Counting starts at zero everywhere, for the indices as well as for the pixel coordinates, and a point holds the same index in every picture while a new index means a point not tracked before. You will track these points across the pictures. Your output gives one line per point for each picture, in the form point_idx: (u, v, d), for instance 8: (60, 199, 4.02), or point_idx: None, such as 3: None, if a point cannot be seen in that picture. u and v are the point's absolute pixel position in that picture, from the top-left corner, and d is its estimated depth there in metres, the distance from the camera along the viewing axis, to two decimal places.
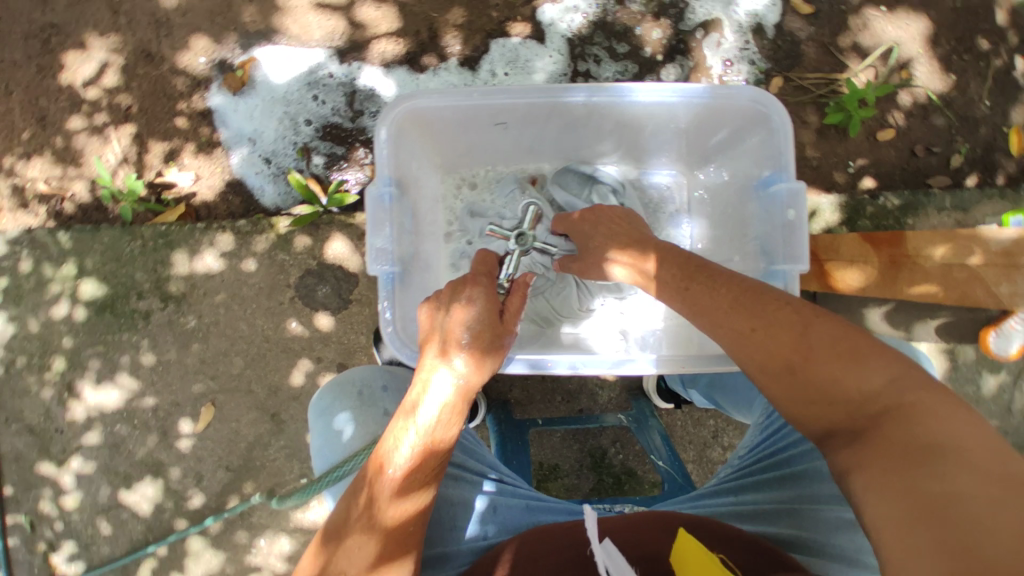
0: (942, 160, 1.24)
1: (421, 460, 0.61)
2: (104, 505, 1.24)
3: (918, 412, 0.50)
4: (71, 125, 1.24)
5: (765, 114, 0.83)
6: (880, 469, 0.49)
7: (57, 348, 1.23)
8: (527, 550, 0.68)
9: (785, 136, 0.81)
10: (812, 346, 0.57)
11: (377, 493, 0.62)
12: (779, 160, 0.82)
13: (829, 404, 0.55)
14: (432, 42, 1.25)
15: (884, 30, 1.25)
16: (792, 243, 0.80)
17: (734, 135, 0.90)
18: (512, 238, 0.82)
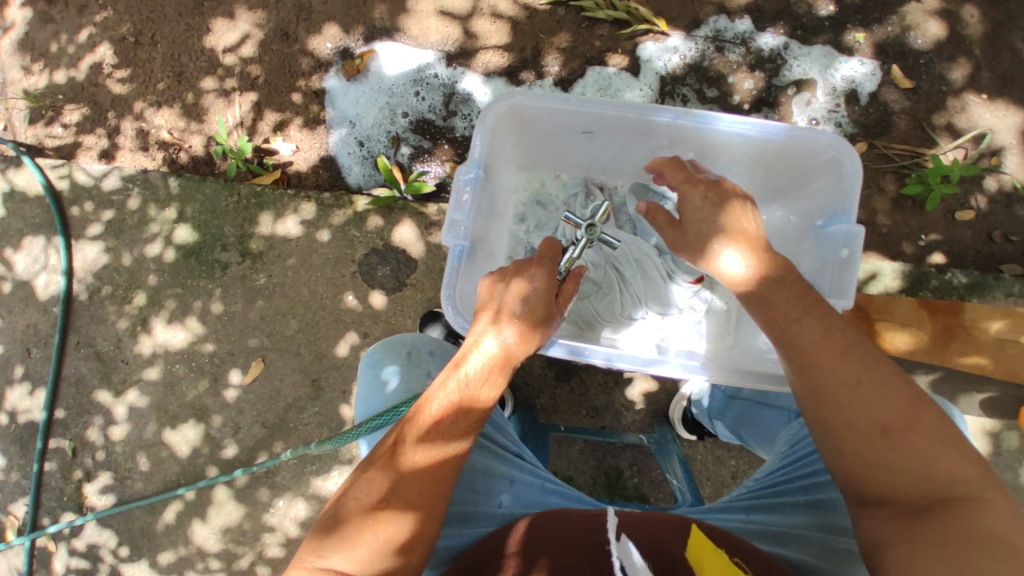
0: (1019, 251, 1.23)
1: (450, 418, 0.55)
2: (147, 441, 1.31)
3: (989, 515, 0.52)
4: (202, 85, 1.37)
5: (835, 158, 0.71)
6: (940, 549, 0.50)
7: (141, 284, 1.32)
8: (546, 529, 0.59)
9: (852, 181, 0.69)
10: (910, 421, 0.58)
11: (404, 436, 0.55)
12: (841, 202, 0.71)
13: (904, 475, 0.56)
14: (534, 59, 1.31)
15: (982, 116, 1.25)
16: (839, 281, 0.69)
17: (799, 174, 0.78)
18: (582, 227, 0.69)
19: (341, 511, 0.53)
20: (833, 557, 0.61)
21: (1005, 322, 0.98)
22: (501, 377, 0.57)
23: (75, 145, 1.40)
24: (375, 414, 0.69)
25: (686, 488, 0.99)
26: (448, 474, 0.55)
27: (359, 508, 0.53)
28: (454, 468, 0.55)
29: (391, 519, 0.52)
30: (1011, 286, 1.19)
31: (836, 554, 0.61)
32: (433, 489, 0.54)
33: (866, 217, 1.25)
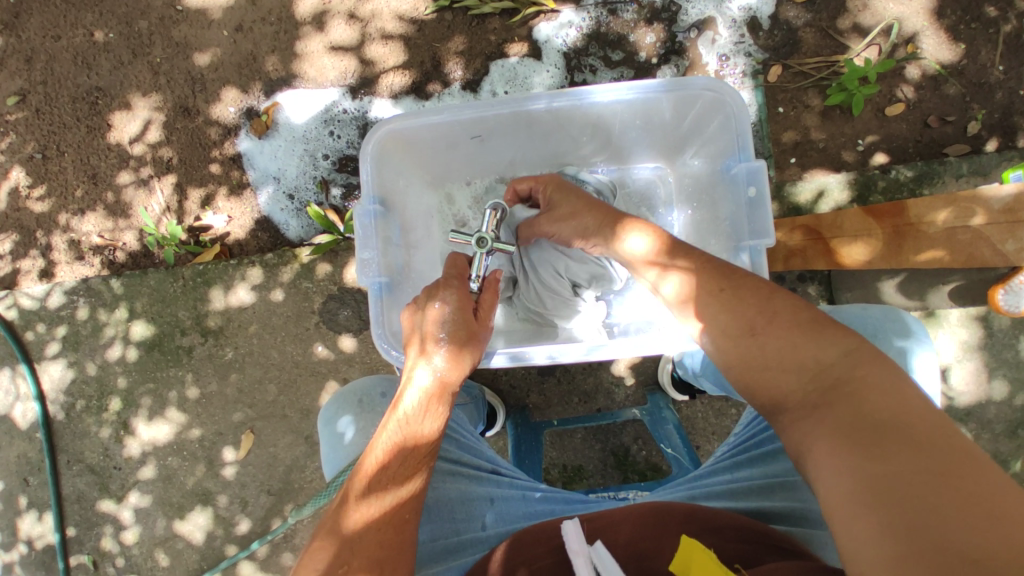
0: (959, 129, 1.21)
1: (394, 455, 0.53)
2: (161, 537, 1.31)
3: (877, 387, 0.49)
4: (119, 180, 1.36)
5: (718, 100, 0.70)
6: (833, 446, 0.48)
7: (113, 389, 1.32)
8: (522, 551, 0.57)
9: (741, 121, 0.68)
10: (771, 317, 0.56)
11: (353, 488, 0.52)
12: (738, 142, 0.69)
13: (781, 373, 0.54)
14: (436, 70, 1.31)
15: (886, 8, 1.23)
16: (755, 221, 0.68)
17: (698, 123, 0.77)
18: (471, 240, 0.67)
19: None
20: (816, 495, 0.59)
21: (949, 209, 0.94)
22: (442, 402, 0.56)
23: (13, 272, 1.38)
24: (339, 471, 0.67)
25: (683, 456, 1.00)
26: (409, 517, 0.51)
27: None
28: (413, 511, 0.52)
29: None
30: (959, 167, 1.17)
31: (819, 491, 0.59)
32: (394, 542, 0.50)
33: (799, 136, 1.23)
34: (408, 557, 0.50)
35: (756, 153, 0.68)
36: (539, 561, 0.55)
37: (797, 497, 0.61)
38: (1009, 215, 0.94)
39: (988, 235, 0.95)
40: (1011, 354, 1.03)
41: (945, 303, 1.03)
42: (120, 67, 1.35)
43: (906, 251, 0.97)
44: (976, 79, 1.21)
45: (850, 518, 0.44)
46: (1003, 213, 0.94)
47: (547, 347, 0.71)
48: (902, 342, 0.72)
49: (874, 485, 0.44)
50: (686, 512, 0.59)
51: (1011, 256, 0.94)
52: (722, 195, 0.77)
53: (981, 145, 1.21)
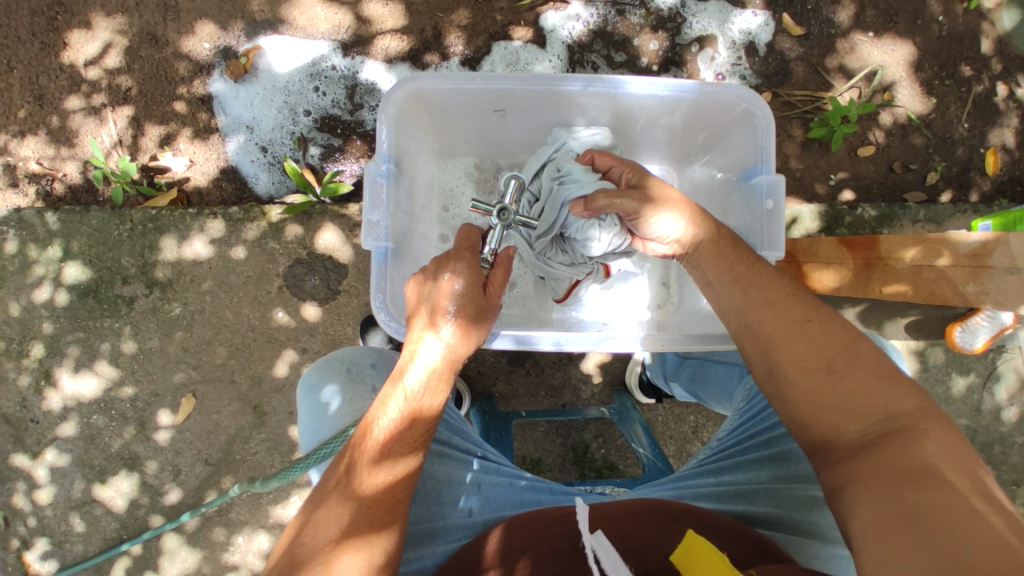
0: (919, 177, 1.31)
1: (404, 427, 0.53)
2: (78, 500, 1.19)
3: (939, 444, 0.51)
4: (68, 105, 1.22)
5: (746, 111, 0.72)
6: (878, 479, 0.50)
7: (37, 334, 1.19)
8: (517, 538, 0.59)
9: (766, 132, 0.71)
10: (853, 358, 0.58)
11: (357, 460, 0.53)
12: (760, 153, 0.72)
13: (846, 412, 0.56)
14: (436, 40, 1.26)
15: (870, 54, 1.31)
16: (767, 233, 0.70)
17: (719, 131, 0.79)
18: (493, 212, 0.67)
19: (298, 551, 0.50)
20: (797, 505, 0.63)
21: (918, 249, 1.01)
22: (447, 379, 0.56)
23: None
24: (322, 442, 0.66)
25: (653, 456, 1.01)
26: (401, 496, 0.54)
27: (324, 544, 0.50)
28: (407, 488, 0.54)
29: (373, 547, 0.51)
30: (917, 213, 1.27)
31: (802, 501, 0.63)
32: (384, 519, 0.52)
33: (779, 163, 1.29)
34: (399, 531, 0.53)
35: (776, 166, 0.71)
36: (535, 547, 0.58)
37: (780, 504, 0.64)
38: (974, 260, 1.00)
39: (952, 277, 1.00)
40: (942, 388, 1.13)
41: (899, 335, 1.12)
42: None
43: (873, 283, 1.02)
44: (941, 133, 1.31)
45: (882, 540, 0.46)
46: (968, 258, 1.00)
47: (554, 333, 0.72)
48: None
49: (912, 517, 0.46)
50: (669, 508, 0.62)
51: (969, 297, 0.99)
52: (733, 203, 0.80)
53: (936, 195, 1.31)
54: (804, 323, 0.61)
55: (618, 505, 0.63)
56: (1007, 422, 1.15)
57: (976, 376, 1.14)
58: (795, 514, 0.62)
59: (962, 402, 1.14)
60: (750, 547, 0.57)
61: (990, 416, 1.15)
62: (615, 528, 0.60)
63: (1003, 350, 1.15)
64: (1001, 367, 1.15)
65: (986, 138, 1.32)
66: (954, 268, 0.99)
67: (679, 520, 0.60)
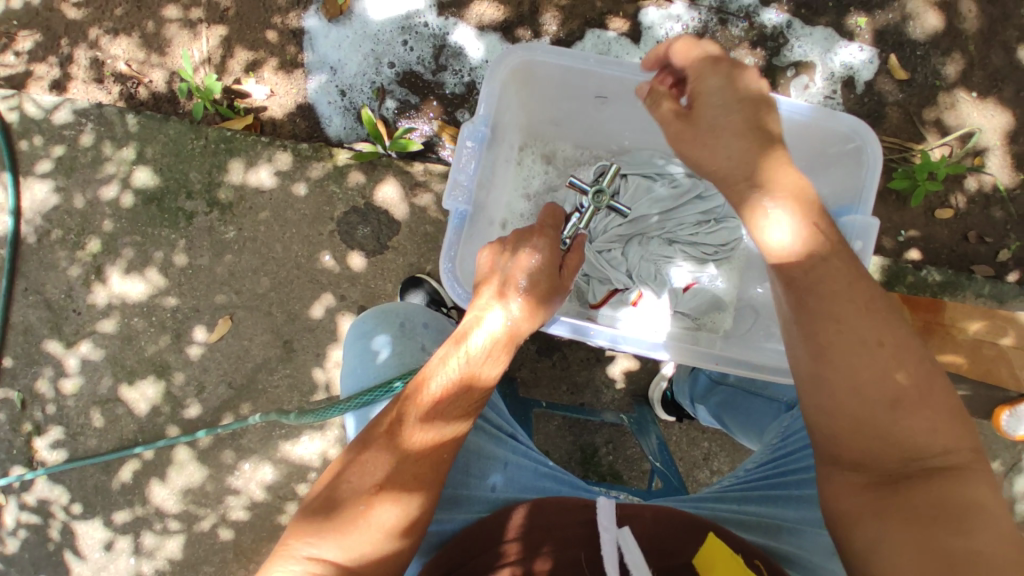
0: (991, 252, 1.26)
1: (457, 391, 0.53)
2: (103, 396, 1.24)
3: (954, 489, 0.53)
4: (166, 13, 1.24)
5: (856, 145, 0.71)
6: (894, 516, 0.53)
7: (96, 229, 1.23)
8: (542, 517, 0.60)
9: (871, 169, 0.70)
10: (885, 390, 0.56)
11: (407, 413, 0.54)
12: (862, 190, 0.70)
13: (873, 438, 0.56)
14: (531, 16, 1.25)
15: (970, 114, 1.25)
16: None
17: (820, 162, 0.78)
18: (587, 193, 0.67)
19: (342, 493, 0.53)
20: (817, 549, 0.63)
21: (985, 323, 0.98)
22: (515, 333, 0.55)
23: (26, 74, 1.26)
24: (366, 387, 0.67)
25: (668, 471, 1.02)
26: (445, 457, 0.54)
27: (368, 490, 0.52)
28: (451, 452, 0.55)
29: (410, 502, 0.53)
30: (981, 286, 1.23)
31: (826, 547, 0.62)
32: (424, 477, 0.53)
33: None
34: (437, 490, 0.54)
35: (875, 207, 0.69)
36: (559, 528, 0.59)
37: (800, 545, 0.64)
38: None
39: (1012, 358, 0.97)
40: None
41: None
42: None
43: (930, 348, 0.99)
44: None
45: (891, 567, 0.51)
46: None
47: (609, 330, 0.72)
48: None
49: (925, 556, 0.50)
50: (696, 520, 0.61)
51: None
52: None
53: (1004, 273, 1.27)
54: (826, 343, 0.58)
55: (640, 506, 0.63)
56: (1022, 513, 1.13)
57: (1002, 464, 1.12)
58: (815, 557, 0.62)
59: None
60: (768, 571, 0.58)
61: None
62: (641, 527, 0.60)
63: None
64: None
65: None
66: (1016, 350, 0.97)
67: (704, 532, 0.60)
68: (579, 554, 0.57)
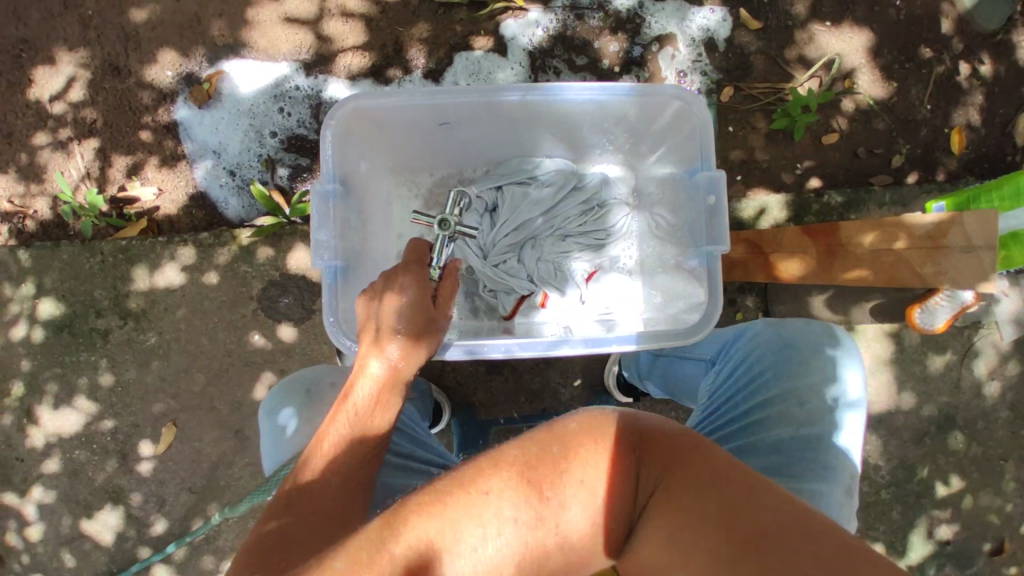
0: (885, 161, 1.32)
1: (350, 445, 0.54)
2: (68, 536, 1.18)
3: None
4: (36, 141, 1.23)
5: (687, 108, 0.73)
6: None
7: (16, 372, 1.19)
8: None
9: (705, 130, 0.72)
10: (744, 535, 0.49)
11: (304, 476, 0.53)
12: (702, 147, 0.72)
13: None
14: (398, 55, 1.27)
15: (829, 43, 1.32)
16: (711, 228, 0.71)
17: (667, 129, 0.80)
18: (434, 224, 0.70)
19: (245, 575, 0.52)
20: None
21: (876, 233, 1.01)
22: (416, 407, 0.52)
23: None
24: (281, 465, 0.65)
25: None
26: (350, 522, 0.53)
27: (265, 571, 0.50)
28: (356, 513, 0.53)
29: None
30: (882, 197, 1.29)
31: None
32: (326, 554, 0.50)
33: (745, 155, 1.30)
34: None
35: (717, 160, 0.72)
36: None
37: None
38: (931, 241, 0.99)
39: (909, 259, 1.00)
40: (918, 366, 1.15)
41: (866, 319, 1.14)
42: (49, 17, 1.22)
43: (836, 269, 1.03)
44: (904, 116, 1.32)
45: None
46: (925, 239, 1.00)
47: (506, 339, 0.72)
48: (834, 352, 0.78)
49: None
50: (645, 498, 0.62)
51: (928, 278, 0.99)
52: (682, 199, 0.80)
53: (903, 177, 1.32)
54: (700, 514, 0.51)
55: None
56: (990, 398, 1.17)
57: (954, 354, 1.16)
58: None
59: (940, 379, 1.16)
60: None
61: (971, 393, 1.16)
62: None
63: (980, 326, 1.16)
64: (979, 344, 1.17)
65: (950, 117, 1.33)
66: (911, 250, 0.99)
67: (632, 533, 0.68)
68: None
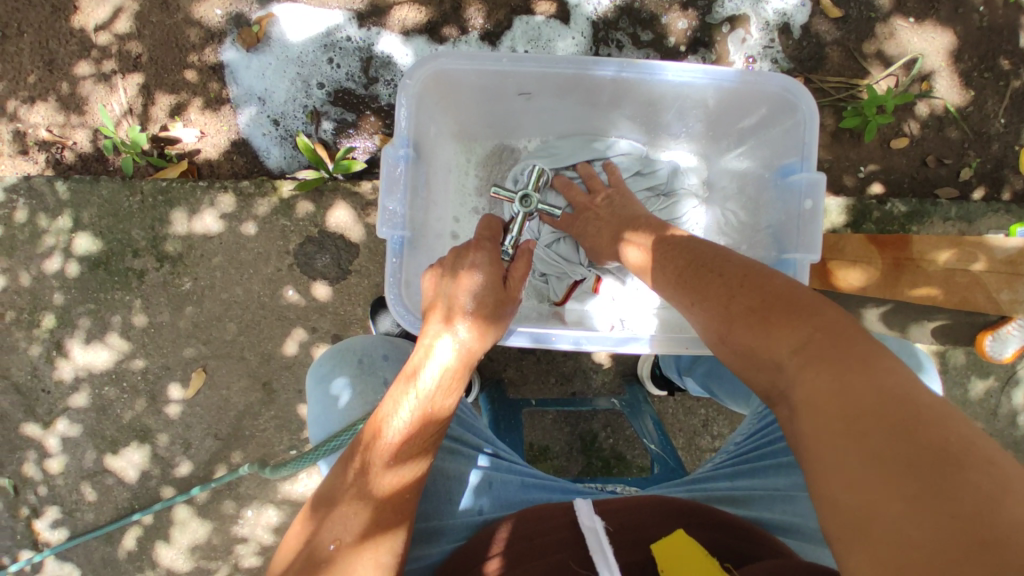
0: (952, 173, 1.25)
1: (418, 427, 0.52)
2: (89, 471, 1.20)
3: (829, 390, 0.44)
4: (78, 71, 1.20)
5: (791, 102, 0.69)
6: (818, 455, 0.42)
7: (48, 305, 1.19)
8: (524, 526, 0.59)
9: (810, 127, 0.68)
10: (734, 317, 0.53)
11: (370, 460, 0.52)
12: (801, 146, 0.69)
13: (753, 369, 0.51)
14: (454, 12, 1.21)
15: (911, 40, 1.24)
16: (804, 235, 0.68)
17: (757, 122, 0.77)
18: (515, 200, 0.67)
19: (319, 553, 0.50)
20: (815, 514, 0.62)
21: (955, 252, 0.97)
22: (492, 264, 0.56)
23: None
24: (332, 434, 0.65)
25: (665, 453, 0.99)
26: (410, 496, 0.53)
27: (346, 546, 0.50)
28: (414, 490, 0.54)
29: (380, 547, 0.51)
30: (948, 210, 1.22)
31: None
32: (390, 518, 0.52)
33: None
34: (406, 531, 0.53)
35: (817, 162, 0.68)
36: (542, 536, 0.57)
37: (798, 513, 0.63)
38: (1010, 267, 0.96)
39: (987, 283, 0.96)
40: (960, 390, 1.12)
41: (922, 338, 1.10)
42: None
43: (903, 283, 0.99)
44: (978, 127, 1.25)
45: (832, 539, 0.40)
46: (1004, 264, 0.97)
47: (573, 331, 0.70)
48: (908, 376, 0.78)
49: (856, 520, 0.39)
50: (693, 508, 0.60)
51: (1003, 304, 0.97)
52: (768, 199, 0.77)
53: (968, 192, 1.26)
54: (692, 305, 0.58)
55: (640, 499, 0.62)
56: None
57: (997, 381, 1.12)
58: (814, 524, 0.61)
59: (980, 406, 1.13)
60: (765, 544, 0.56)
61: (1009, 423, 1.13)
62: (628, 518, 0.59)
63: None
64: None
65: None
66: (989, 273, 0.95)
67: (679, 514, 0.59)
68: (558, 556, 0.54)
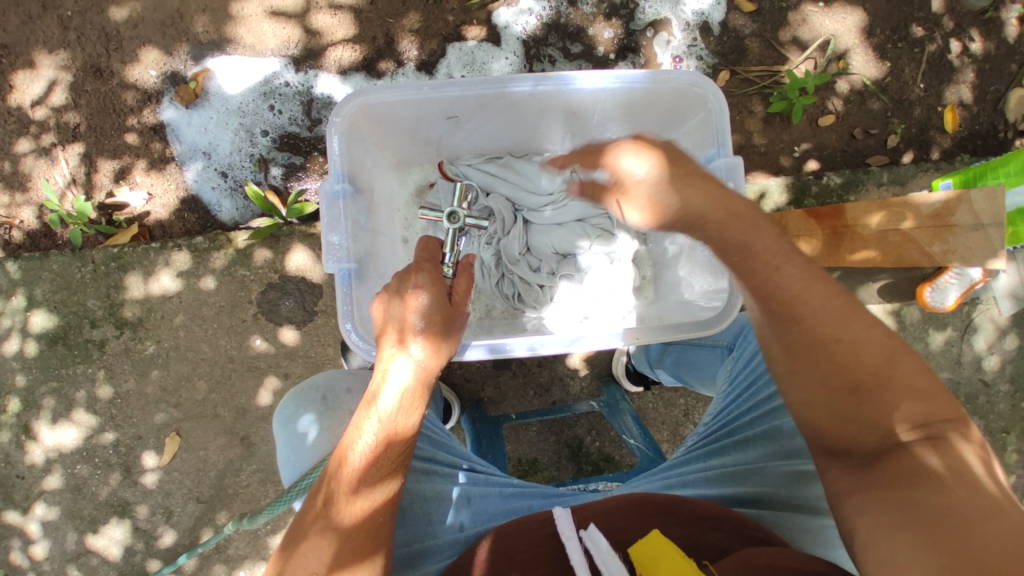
0: (879, 142, 1.33)
1: (383, 449, 0.53)
2: (72, 554, 1.15)
3: (956, 454, 0.48)
4: (18, 148, 1.18)
5: (701, 95, 0.74)
6: (902, 496, 0.46)
7: (10, 389, 1.15)
8: (504, 545, 0.59)
9: (720, 115, 0.72)
10: (868, 368, 0.53)
11: (336, 488, 0.53)
12: (717, 134, 0.73)
13: (863, 421, 0.52)
14: (389, 47, 1.24)
15: (823, 24, 1.32)
16: None
17: (674, 117, 0.81)
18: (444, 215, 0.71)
19: None
20: (782, 481, 0.64)
21: (883, 214, 1.03)
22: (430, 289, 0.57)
23: None
24: (303, 473, 0.65)
25: (644, 446, 1.00)
26: (383, 519, 0.53)
27: None
28: (388, 513, 0.54)
29: None
30: (880, 177, 1.29)
31: (787, 476, 0.63)
32: (365, 545, 0.52)
33: (743, 140, 1.30)
34: (384, 556, 0.52)
35: (732, 148, 0.72)
36: (522, 552, 0.57)
37: (765, 483, 0.65)
38: (938, 219, 1.03)
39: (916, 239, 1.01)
40: (919, 344, 1.16)
41: (874, 299, 1.16)
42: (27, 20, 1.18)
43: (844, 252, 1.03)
44: (897, 96, 1.33)
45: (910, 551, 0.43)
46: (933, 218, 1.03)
47: (527, 338, 0.71)
48: None
49: (926, 532, 0.43)
50: (663, 501, 0.61)
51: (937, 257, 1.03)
52: None
53: (898, 157, 1.33)
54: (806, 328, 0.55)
55: (615, 501, 0.62)
56: (984, 370, 1.18)
57: (952, 330, 1.17)
58: (782, 491, 0.63)
59: (941, 355, 1.17)
60: (733, 530, 0.57)
61: (971, 367, 1.18)
62: (604, 522, 0.60)
63: (977, 302, 1.18)
64: (976, 319, 1.18)
65: (943, 96, 1.33)
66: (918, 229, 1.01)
67: (653, 512, 0.60)
68: (537, 574, 0.54)
